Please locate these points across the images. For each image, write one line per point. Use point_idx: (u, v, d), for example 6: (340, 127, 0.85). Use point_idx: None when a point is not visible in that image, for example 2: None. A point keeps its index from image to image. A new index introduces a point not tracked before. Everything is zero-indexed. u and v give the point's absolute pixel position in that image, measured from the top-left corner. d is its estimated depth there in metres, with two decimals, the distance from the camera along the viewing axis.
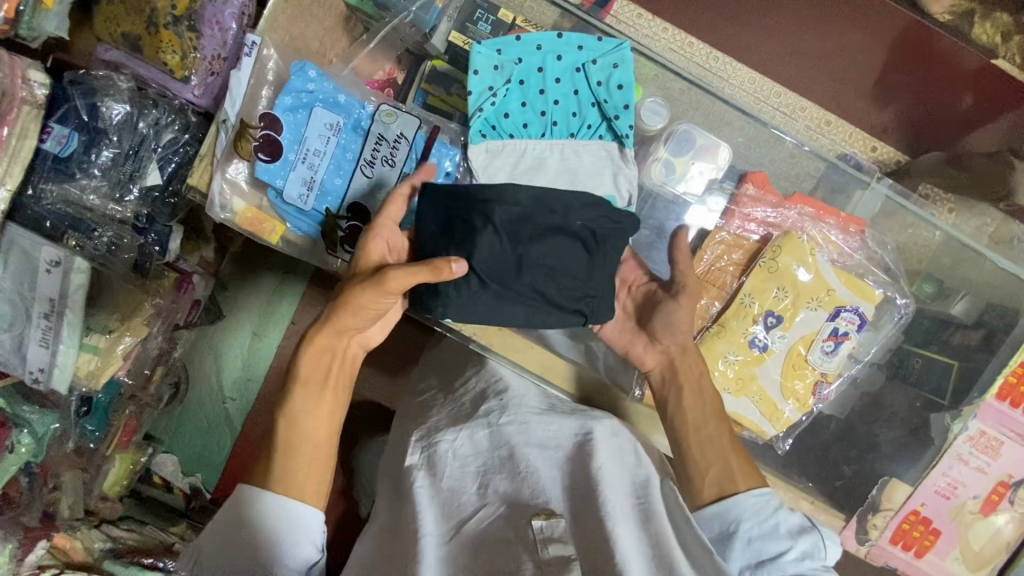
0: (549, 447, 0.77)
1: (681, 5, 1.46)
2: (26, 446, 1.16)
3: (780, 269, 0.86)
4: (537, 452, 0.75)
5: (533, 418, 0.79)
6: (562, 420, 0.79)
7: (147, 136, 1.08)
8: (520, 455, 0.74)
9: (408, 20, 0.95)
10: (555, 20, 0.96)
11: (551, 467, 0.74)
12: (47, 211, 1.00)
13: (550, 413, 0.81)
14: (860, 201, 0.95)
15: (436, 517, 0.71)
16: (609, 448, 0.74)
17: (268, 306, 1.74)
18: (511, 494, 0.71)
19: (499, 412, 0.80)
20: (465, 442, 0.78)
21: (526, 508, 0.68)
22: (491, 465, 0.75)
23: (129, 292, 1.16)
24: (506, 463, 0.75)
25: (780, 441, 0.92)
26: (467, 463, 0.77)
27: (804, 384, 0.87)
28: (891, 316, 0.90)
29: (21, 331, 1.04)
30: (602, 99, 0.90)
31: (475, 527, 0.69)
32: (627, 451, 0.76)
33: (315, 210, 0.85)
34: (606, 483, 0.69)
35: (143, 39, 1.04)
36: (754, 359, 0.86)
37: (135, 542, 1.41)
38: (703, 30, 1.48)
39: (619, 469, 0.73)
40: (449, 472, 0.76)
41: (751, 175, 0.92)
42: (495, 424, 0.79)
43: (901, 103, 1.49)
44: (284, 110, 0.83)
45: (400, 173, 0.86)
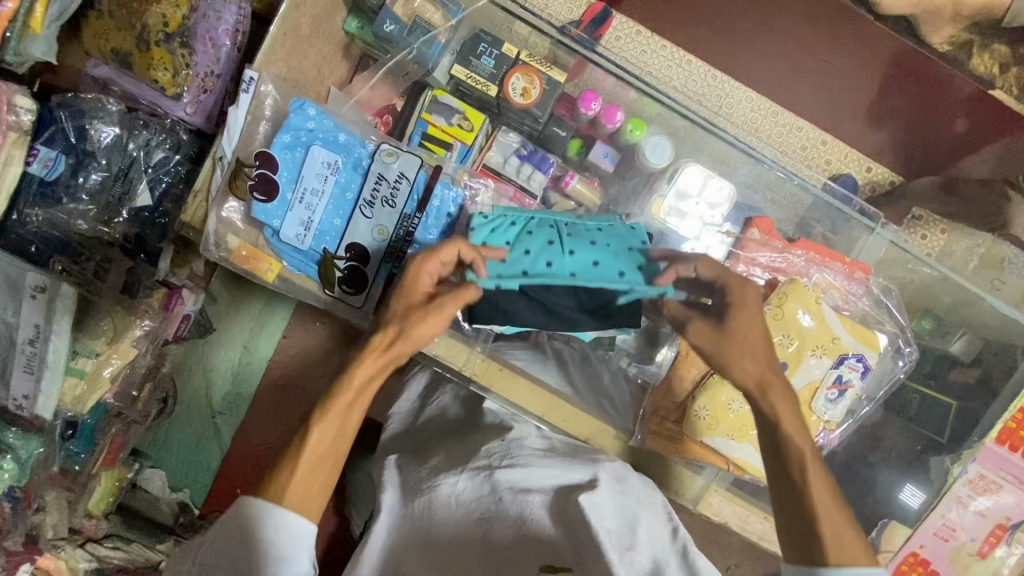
0: (544, 488, 0.77)
1: (681, 25, 1.45)
2: (9, 472, 1.12)
3: (785, 316, 0.81)
4: (535, 494, 0.76)
5: (534, 462, 0.79)
6: (563, 465, 0.79)
7: (137, 157, 1.06)
8: (520, 500, 0.75)
9: (412, 56, 0.92)
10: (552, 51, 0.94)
11: (546, 512, 0.74)
12: (33, 235, 0.98)
13: (552, 457, 0.82)
14: (863, 246, 0.94)
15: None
16: (610, 496, 0.74)
17: (260, 320, 1.79)
18: (516, 541, 0.72)
19: (501, 456, 0.80)
20: (466, 486, 0.78)
21: (528, 555, 0.70)
22: (492, 511, 0.75)
23: (116, 316, 1.10)
24: (507, 508, 0.75)
25: None
26: (470, 509, 0.76)
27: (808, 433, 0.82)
28: (895, 360, 0.89)
29: (5, 357, 1.01)
30: (629, 242, 0.84)
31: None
32: (630, 499, 0.75)
33: (313, 249, 0.81)
34: (602, 531, 0.68)
35: (134, 54, 1.01)
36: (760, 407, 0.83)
37: (122, 562, 1.41)
38: (704, 50, 1.46)
39: (618, 522, 0.71)
40: (453, 518, 0.76)
41: (757, 220, 0.91)
42: (495, 467, 0.78)
43: (895, 126, 1.46)
44: (282, 149, 0.80)
45: (401, 216, 0.82)
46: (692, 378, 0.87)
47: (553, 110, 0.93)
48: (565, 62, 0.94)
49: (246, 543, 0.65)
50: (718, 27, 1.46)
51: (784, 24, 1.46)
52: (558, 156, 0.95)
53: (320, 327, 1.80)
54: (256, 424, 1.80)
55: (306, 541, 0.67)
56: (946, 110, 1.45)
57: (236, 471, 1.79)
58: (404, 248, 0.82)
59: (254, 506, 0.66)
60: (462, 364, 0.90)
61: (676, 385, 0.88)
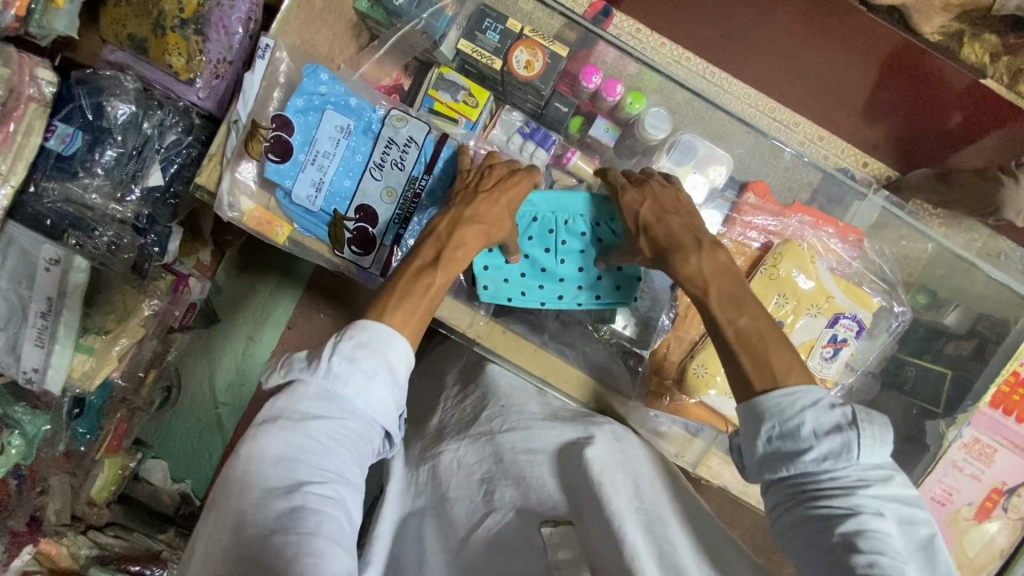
0: (546, 448, 0.77)
1: (681, 21, 1.49)
2: (16, 448, 1.15)
3: (780, 276, 0.83)
4: (539, 455, 0.76)
5: (536, 425, 0.80)
6: (564, 426, 0.80)
7: (151, 136, 1.08)
8: (521, 460, 0.76)
9: (418, 28, 0.90)
10: (560, 30, 0.97)
11: (551, 471, 0.74)
12: (48, 210, 1.00)
13: (551, 419, 0.83)
14: (857, 212, 0.96)
15: (439, 535, 0.74)
16: (608, 450, 0.74)
17: (263, 311, 1.81)
18: (517, 501, 0.72)
19: (500, 421, 0.82)
20: (468, 451, 0.80)
21: (533, 515, 0.70)
22: (495, 472, 0.76)
23: (126, 293, 1.14)
24: (509, 468, 0.76)
25: None
26: (471, 471, 0.78)
27: None
28: (888, 323, 0.90)
29: (16, 329, 1.03)
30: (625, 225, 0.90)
31: (485, 536, 0.70)
32: (630, 457, 0.76)
33: (323, 211, 0.83)
34: (609, 485, 0.68)
35: (150, 41, 1.05)
36: None
37: (122, 549, 1.47)
38: (702, 46, 1.50)
39: (622, 474, 0.72)
40: (455, 481, 0.78)
41: (752, 185, 0.92)
42: (496, 432, 0.80)
43: (894, 117, 1.49)
44: (296, 112, 0.81)
45: (409, 178, 0.84)
46: (690, 338, 0.89)
47: (556, 85, 0.95)
48: (568, 39, 0.96)
49: (349, 391, 0.64)
50: (718, 19, 1.48)
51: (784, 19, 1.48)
52: (558, 134, 0.98)
53: (324, 316, 1.82)
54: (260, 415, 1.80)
55: (404, 372, 0.68)
56: (938, 105, 1.47)
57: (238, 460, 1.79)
58: (412, 209, 0.84)
59: (374, 329, 0.67)
60: (465, 327, 0.92)
61: (674, 349, 0.90)
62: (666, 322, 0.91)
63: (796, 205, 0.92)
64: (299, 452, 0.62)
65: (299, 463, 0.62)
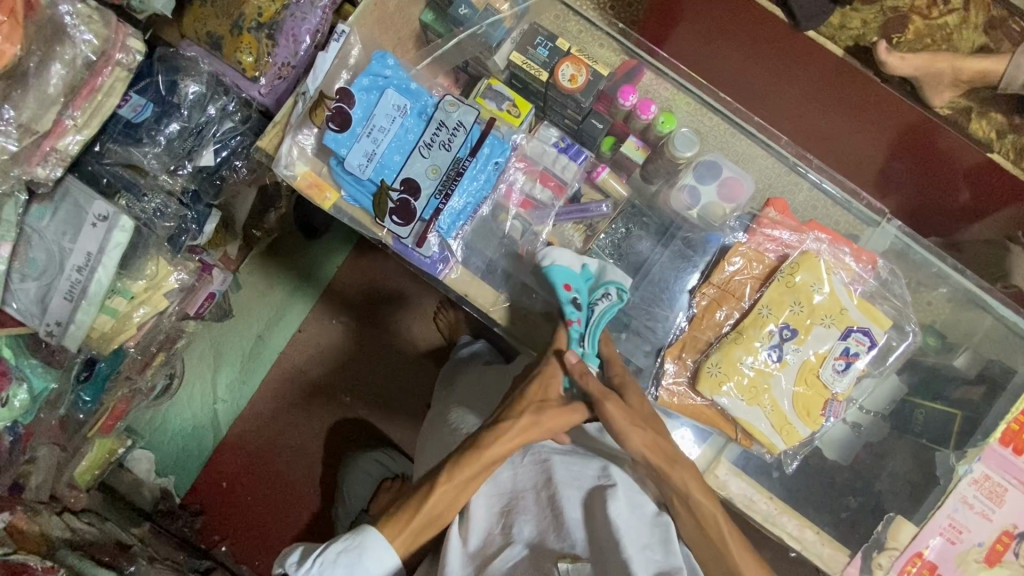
0: (574, 485, 0.88)
1: (715, 63, 1.56)
2: (20, 402, 1.15)
3: (798, 285, 0.86)
4: (569, 490, 0.87)
5: (557, 460, 0.90)
6: (584, 463, 0.91)
7: (212, 120, 1.16)
8: (545, 499, 0.87)
9: (477, 35, 0.99)
10: (605, 54, 1.04)
11: (577, 507, 0.86)
12: (105, 170, 1.09)
13: (574, 457, 0.92)
14: (870, 237, 0.97)
15: (469, 555, 0.84)
16: (625, 493, 0.86)
17: (279, 311, 1.83)
18: (535, 536, 0.84)
19: (525, 458, 0.93)
20: (493, 482, 0.92)
21: (548, 551, 0.81)
22: (517, 505, 0.89)
23: (159, 262, 1.17)
24: (531, 501, 0.88)
25: (789, 460, 0.91)
26: (492, 501, 0.90)
27: (816, 399, 0.86)
28: (899, 343, 0.92)
29: (51, 280, 1.06)
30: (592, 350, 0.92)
31: (504, 563, 0.82)
32: (639, 494, 0.88)
33: (370, 180, 0.88)
34: (626, 531, 0.80)
35: (226, 39, 1.17)
36: (769, 369, 0.86)
37: (93, 536, 1.41)
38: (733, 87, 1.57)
39: (637, 518, 0.84)
40: (481, 513, 0.89)
41: (772, 201, 0.94)
42: (520, 466, 0.92)
43: (905, 193, 1.54)
44: (360, 89, 0.89)
45: (454, 158, 0.90)
46: (705, 339, 0.89)
47: (594, 103, 0.97)
48: (611, 63, 1.03)
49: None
50: (743, 81, 1.56)
51: (805, 87, 1.53)
52: (590, 151, 1.01)
53: (338, 321, 1.86)
54: (257, 416, 1.84)
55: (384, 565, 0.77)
56: (948, 181, 1.53)
57: (227, 462, 1.82)
58: (452, 187, 0.89)
59: (364, 536, 0.77)
60: (491, 306, 0.94)
61: (690, 350, 0.90)
62: (682, 322, 0.91)
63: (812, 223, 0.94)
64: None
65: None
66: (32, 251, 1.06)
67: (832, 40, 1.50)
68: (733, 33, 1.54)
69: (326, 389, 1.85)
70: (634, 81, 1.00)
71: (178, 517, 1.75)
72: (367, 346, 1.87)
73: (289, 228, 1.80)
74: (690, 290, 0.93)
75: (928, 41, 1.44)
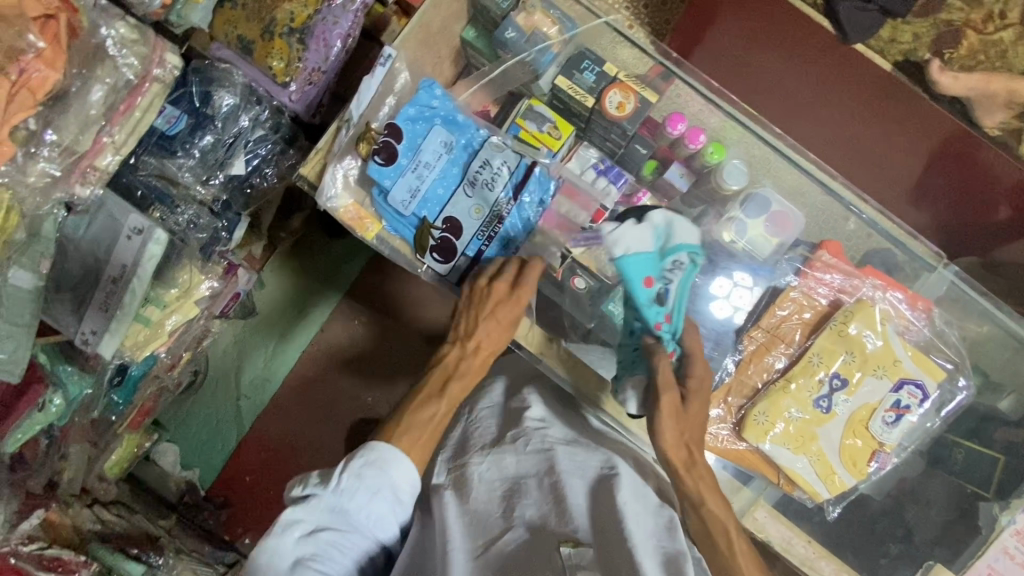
0: (578, 475, 0.88)
1: (748, 65, 1.55)
2: (55, 407, 1.16)
3: (850, 335, 0.87)
4: (571, 479, 0.87)
5: (561, 448, 0.90)
6: (589, 453, 0.91)
7: (245, 130, 1.17)
8: (547, 483, 0.87)
9: (525, 60, 0.99)
10: (641, 67, 1.03)
11: (581, 494, 0.86)
12: (140, 181, 1.09)
13: (578, 444, 0.92)
14: (926, 282, 0.96)
15: (466, 536, 0.84)
16: (630, 484, 0.86)
17: (302, 310, 1.84)
18: (535, 521, 0.84)
19: (524, 439, 0.93)
20: (490, 466, 0.92)
21: (551, 536, 0.82)
22: (516, 490, 0.88)
23: (191, 271, 1.16)
24: (532, 487, 0.88)
25: (830, 507, 0.91)
26: (493, 486, 0.89)
27: (864, 451, 0.86)
28: (953, 397, 0.91)
29: (87, 291, 1.06)
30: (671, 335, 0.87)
31: (502, 548, 0.82)
32: (644, 491, 0.87)
33: (412, 214, 0.90)
34: (631, 520, 0.80)
35: (257, 44, 1.14)
36: (815, 419, 0.86)
37: (121, 528, 1.43)
38: (766, 92, 1.59)
39: (641, 510, 0.84)
40: (476, 493, 0.89)
41: (826, 243, 0.94)
42: (521, 451, 0.91)
43: (936, 208, 1.53)
44: (405, 119, 0.91)
45: (497, 196, 0.91)
46: (752, 384, 0.89)
47: (639, 128, 0.97)
48: (659, 87, 1.01)
49: (350, 506, 0.75)
50: (781, 89, 1.54)
51: (841, 100, 1.47)
52: (631, 173, 1.00)
53: (360, 321, 1.86)
54: (279, 413, 1.85)
55: (408, 492, 0.80)
56: (985, 199, 1.43)
57: (248, 457, 1.85)
58: (496, 228, 0.90)
59: (382, 451, 0.78)
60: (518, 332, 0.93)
61: (735, 393, 0.90)
62: (729, 365, 0.90)
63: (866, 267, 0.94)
64: (312, 560, 0.73)
65: (308, 569, 0.72)
66: (68, 264, 1.06)
67: (880, 53, 1.40)
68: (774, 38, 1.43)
69: (346, 388, 1.86)
70: (658, 90, 1.01)
71: (203, 510, 1.78)
72: (390, 348, 1.87)
73: (313, 228, 1.80)
74: (737, 330, 0.91)
75: (981, 57, 1.36)
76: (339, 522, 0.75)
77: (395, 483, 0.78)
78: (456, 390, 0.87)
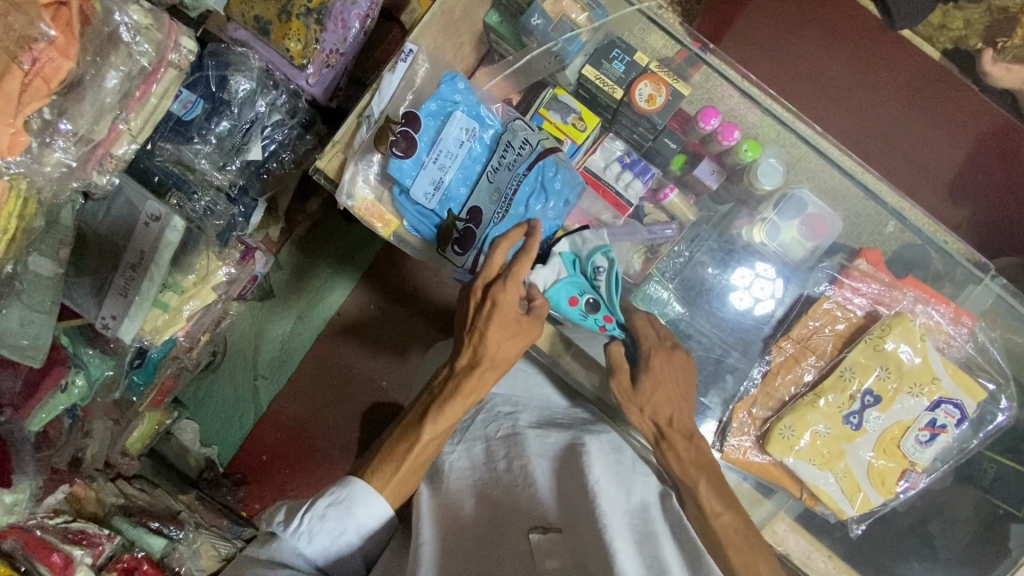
0: (544, 455, 0.83)
1: (782, 48, 1.45)
2: (78, 388, 1.18)
3: (885, 348, 0.83)
4: (539, 459, 0.82)
5: (526, 430, 0.87)
6: (559, 433, 0.86)
7: (261, 115, 1.15)
8: (517, 466, 0.82)
9: (553, 50, 0.94)
10: (668, 52, 0.98)
11: (549, 473, 0.80)
12: (157, 167, 1.08)
13: (549, 427, 0.88)
14: (970, 294, 0.92)
15: (434, 523, 0.78)
16: (600, 458, 0.80)
17: (317, 293, 1.83)
18: (502, 501, 0.79)
19: (497, 426, 0.89)
20: (462, 455, 0.87)
21: (520, 521, 0.75)
22: (486, 479, 0.83)
23: (208, 257, 1.15)
24: (503, 469, 0.83)
25: (854, 524, 0.90)
26: (463, 476, 0.85)
27: (893, 468, 0.84)
28: (992, 418, 0.87)
29: (106, 277, 1.05)
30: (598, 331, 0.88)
31: (472, 534, 0.76)
32: (621, 469, 0.82)
33: (437, 209, 0.89)
34: (600, 493, 0.73)
35: (273, 25, 1.12)
36: (845, 435, 0.83)
37: (144, 503, 1.49)
38: (800, 80, 1.45)
39: (616, 487, 0.77)
40: (449, 481, 0.84)
41: (866, 252, 0.90)
42: (491, 437, 0.88)
43: (977, 203, 1.42)
44: (427, 114, 0.88)
45: (516, 176, 0.89)
46: (780, 397, 0.87)
47: (668, 121, 0.93)
48: (690, 76, 0.97)
49: (313, 545, 0.74)
50: (818, 81, 1.44)
51: (879, 82, 1.42)
52: (658, 168, 0.98)
53: (376, 305, 1.86)
54: (296, 394, 1.88)
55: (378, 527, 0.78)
56: None
57: (265, 437, 1.88)
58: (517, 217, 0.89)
59: (349, 490, 0.76)
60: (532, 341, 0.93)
61: (761, 404, 0.88)
62: (757, 374, 0.88)
63: (906, 278, 0.91)
64: None
65: None
66: (88, 252, 1.06)
67: (929, 40, 1.34)
68: (815, 25, 1.42)
69: (361, 372, 1.87)
70: (684, 74, 0.97)
71: (222, 485, 1.80)
72: (407, 333, 1.87)
73: (330, 212, 1.79)
74: (765, 339, 0.91)
75: None
76: (301, 560, 0.74)
77: (361, 522, 0.76)
78: (454, 409, 0.84)
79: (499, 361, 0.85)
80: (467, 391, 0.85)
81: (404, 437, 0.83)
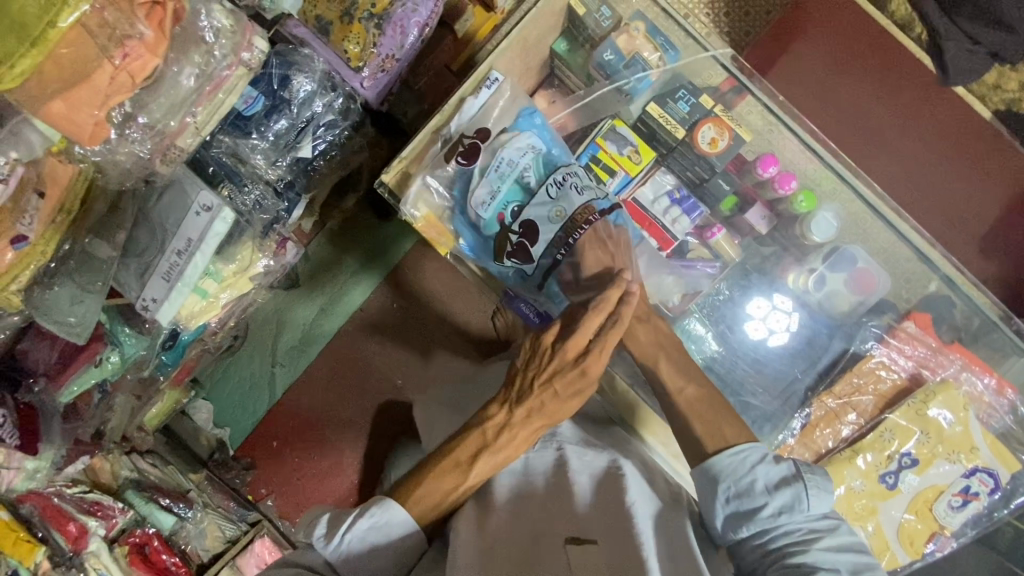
0: (585, 471, 0.87)
1: (829, 89, 1.45)
2: (111, 364, 1.19)
3: (927, 413, 0.86)
4: (580, 475, 0.86)
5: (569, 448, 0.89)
6: (596, 452, 0.89)
7: (317, 115, 1.17)
8: (557, 481, 0.86)
9: (622, 87, 0.99)
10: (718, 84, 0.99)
11: (588, 486, 0.85)
12: (212, 158, 1.10)
13: (587, 445, 0.90)
14: (1013, 365, 0.94)
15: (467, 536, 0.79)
16: (637, 481, 0.84)
17: (341, 288, 1.85)
18: (540, 524, 0.81)
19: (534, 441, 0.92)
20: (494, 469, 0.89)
21: (555, 534, 0.79)
22: (527, 494, 0.86)
23: (245, 246, 1.15)
24: (541, 488, 0.86)
25: None
26: (498, 492, 0.86)
27: (923, 530, 0.85)
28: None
29: (151, 260, 1.02)
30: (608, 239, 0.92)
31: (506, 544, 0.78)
32: (653, 494, 0.84)
33: (489, 220, 0.89)
34: (638, 515, 0.79)
35: (335, 25, 1.14)
36: (880, 493, 0.85)
37: (156, 478, 1.48)
38: (844, 124, 1.46)
39: (651, 506, 0.83)
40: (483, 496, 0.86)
41: (916, 314, 0.94)
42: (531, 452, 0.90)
43: (1009, 259, 1.42)
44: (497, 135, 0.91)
45: (586, 203, 0.88)
46: (818, 447, 0.88)
47: (726, 165, 0.97)
48: (738, 106, 0.99)
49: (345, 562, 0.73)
50: (861, 125, 1.45)
51: (925, 132, 1.41)
52: (707, 207, 0.99)
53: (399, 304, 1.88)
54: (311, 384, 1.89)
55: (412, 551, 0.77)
56: None
57: (279, 424, 1.89)
58: (573, 234, 0.86)
59: (386, 513, 0.75)
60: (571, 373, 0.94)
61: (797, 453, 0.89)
62: (796, 424, 0.90)
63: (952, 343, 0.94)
64: None
65: None
66: (135, 231, 1.03)
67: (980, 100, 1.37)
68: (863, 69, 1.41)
69: (379, 370, 1.89)
70: (728, 103, 0.99)
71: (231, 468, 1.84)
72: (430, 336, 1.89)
73: (363, 209, 1.81)
74: (808, 390, 0.93)
75: None
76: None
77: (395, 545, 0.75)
78: (501, 445, 0.82)
79: (555, 414, 0.83)
80: (519, 437, 0.82)
81: (442, 460, 0.81)
